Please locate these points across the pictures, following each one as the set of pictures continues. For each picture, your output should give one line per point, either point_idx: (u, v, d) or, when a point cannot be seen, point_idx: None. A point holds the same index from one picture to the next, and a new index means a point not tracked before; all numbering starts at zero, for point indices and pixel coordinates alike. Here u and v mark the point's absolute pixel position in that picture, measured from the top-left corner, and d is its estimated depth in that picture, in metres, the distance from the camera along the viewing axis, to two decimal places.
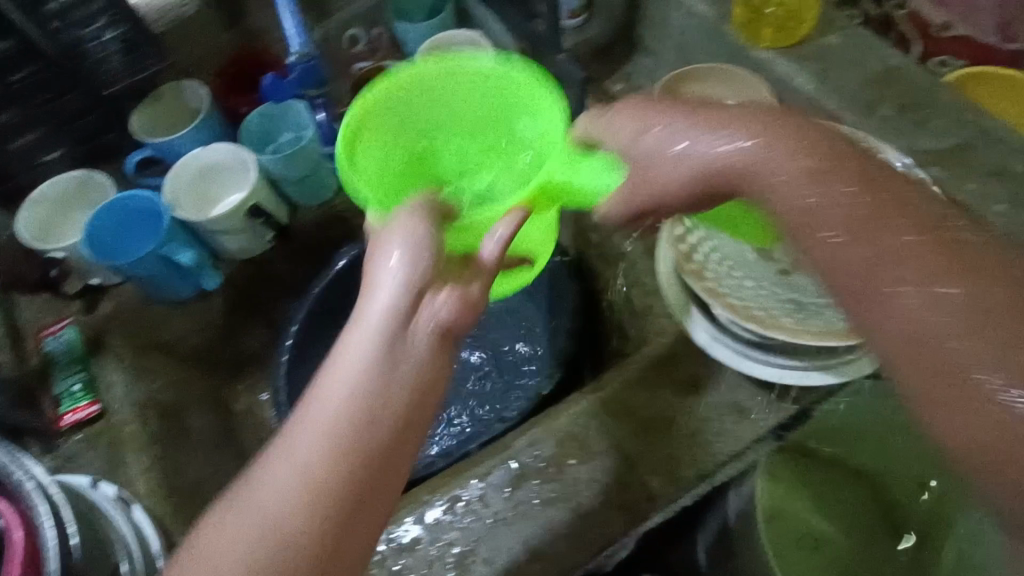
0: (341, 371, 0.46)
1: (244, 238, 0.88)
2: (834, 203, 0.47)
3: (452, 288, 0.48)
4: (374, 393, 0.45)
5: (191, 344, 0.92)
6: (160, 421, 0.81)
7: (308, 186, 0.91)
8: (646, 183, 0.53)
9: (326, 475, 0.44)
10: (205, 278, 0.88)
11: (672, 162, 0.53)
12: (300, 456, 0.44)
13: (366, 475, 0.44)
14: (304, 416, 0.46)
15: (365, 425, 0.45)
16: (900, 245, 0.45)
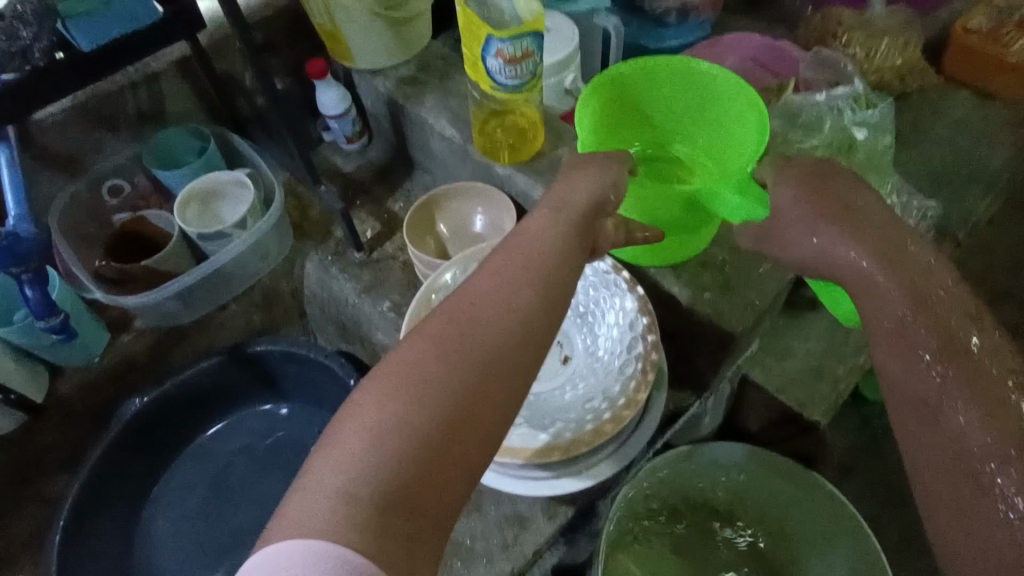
0: (501, 279, 0.53)
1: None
2: (544, 242, 0.56)
3: (545, 266, 0.55)
4: (486, 365, 0.49)
5: None
6: None
7: (61, 351, 0.87)
8: (503, 268, 0.54)
9: (477, 366, 0.48)
10: None
11: (533, 245, 0.56)
12: (456, 350, 0.49)
13: (508, 371, 0.49)
14: (446, 320, 0.51)
15: (518, 324, 0.51)
16: (548, 246, 0.56)
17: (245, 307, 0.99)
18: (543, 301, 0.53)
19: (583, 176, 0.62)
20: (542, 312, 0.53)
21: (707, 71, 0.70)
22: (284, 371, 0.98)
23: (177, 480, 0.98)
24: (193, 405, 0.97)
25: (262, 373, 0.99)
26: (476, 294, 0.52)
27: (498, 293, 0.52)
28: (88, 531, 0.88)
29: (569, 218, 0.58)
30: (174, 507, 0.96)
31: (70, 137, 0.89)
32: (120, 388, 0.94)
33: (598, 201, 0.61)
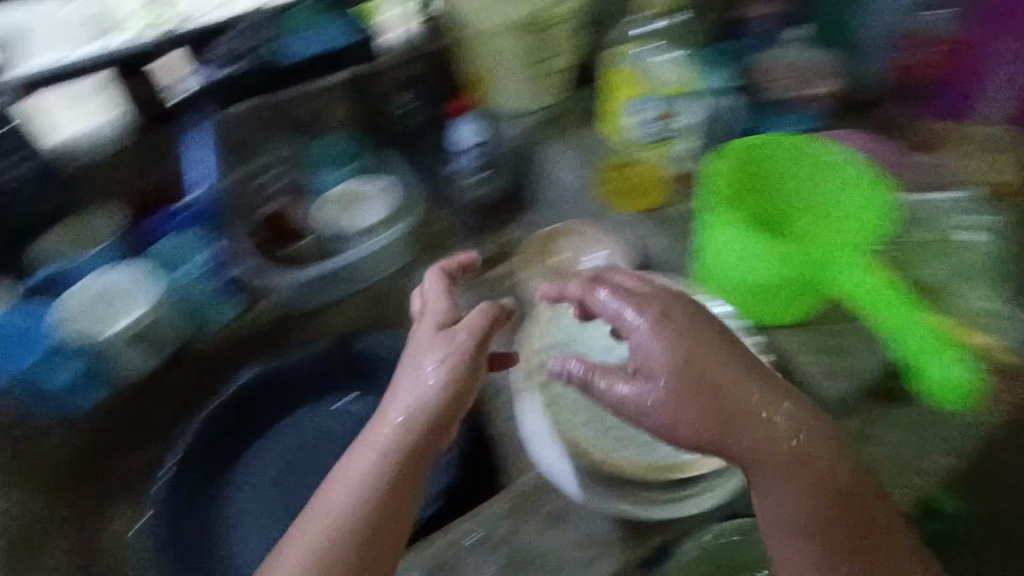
0: (398, 411, 0.69)
1: (136, 357, 0.90)
2: (438, 380, 0.70)
3: (431, 409, 0.69)
4: (377, 490, 0.66)
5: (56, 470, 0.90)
6: None
7: (199, 312, 0.95)
8: (401, 398, 0.70)
9: (372, 485, 0.66)
10: (88, 395, 0.89)
11: (421, 383, 0.70)
12: (359, 472, 0.67)
13: (387, 492, 0.67)
14: (370, 438, 0.69)
15: (406, 450, 0.68)
16: (427, 376, 0.70)
17: (355, 309, 1.05)
18: (420, 436, 0.68)
19: (468, 365, 0.71)
20: (427, 439, 0.69)
21: (823, 151, 0.87)
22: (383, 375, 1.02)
23: (253, 471, 0.96)
24: (288, 389, 1.00)
25: (357, 368, 1.02)
26: (383, 426, 0.69)
27: (371, 459, 0.67)
28: (181, 488, 0.91)
29: (454, 378, 0.70)
30: (250, 499, 0.94)
31: (247, 131, 0.99)
32: (230, 361, 1.00)
33: (472, 376, 0.71)
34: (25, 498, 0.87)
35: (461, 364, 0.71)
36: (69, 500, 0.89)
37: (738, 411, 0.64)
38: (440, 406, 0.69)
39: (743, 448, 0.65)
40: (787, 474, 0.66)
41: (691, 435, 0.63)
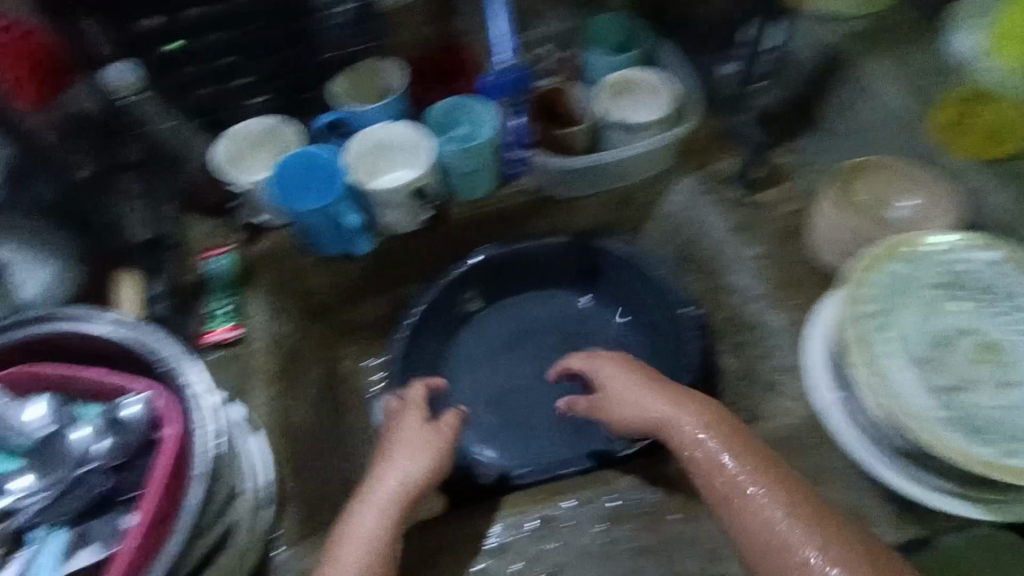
0: (389, 483, 0.68)
1: (404, 214, 0.90)
2: (418, 430, 0.75)
3: (429, 457, 0.72)
4: (390, 506, 0.66)
5: (320, 301, 0.99)
6: (285, 358, 0.89)
7: (463, 179, 0.92)
8: (393, 467, 0.70)
9: (377, 526, 0.64)
10: (358, 243, 0.89)
11: (418, 435, 0.74)
12: (363, 525, 0.65)
13: (391, 520, 0.65)
14: (363, 505, 0.66)
15: (400, 511, 0.67)
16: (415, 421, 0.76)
17: (601, 202, 1.01)
18: (411, 494, 0.68)
19: (432, 438, 0.74)
20: (399, 515, 0.66)
21: None
22: (608, 276, 1.06)
23: (475, 340, 1.07)
24: (518, 271, 1.06)
25: (583, 268, 1.07)
26: (373, 501, 0.67)
27: (377, 508, 0.66)
28: (418, 340, 1.00)
29: (422, 467, 0.71)
30: (474, 365, 1.05)
31: None
32: (473, 234, 1.01)
33: (435, 458, 0.72)
34: (293, 319, 0.94)
35: (435, 447, 0.73)
36: (325, 329, 1.02)
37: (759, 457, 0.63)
38: (423, 482, 0.70)
39: (719, 488, 0.62)
40: (786, 552, 0.56)
41: (722, 474, 0.63)
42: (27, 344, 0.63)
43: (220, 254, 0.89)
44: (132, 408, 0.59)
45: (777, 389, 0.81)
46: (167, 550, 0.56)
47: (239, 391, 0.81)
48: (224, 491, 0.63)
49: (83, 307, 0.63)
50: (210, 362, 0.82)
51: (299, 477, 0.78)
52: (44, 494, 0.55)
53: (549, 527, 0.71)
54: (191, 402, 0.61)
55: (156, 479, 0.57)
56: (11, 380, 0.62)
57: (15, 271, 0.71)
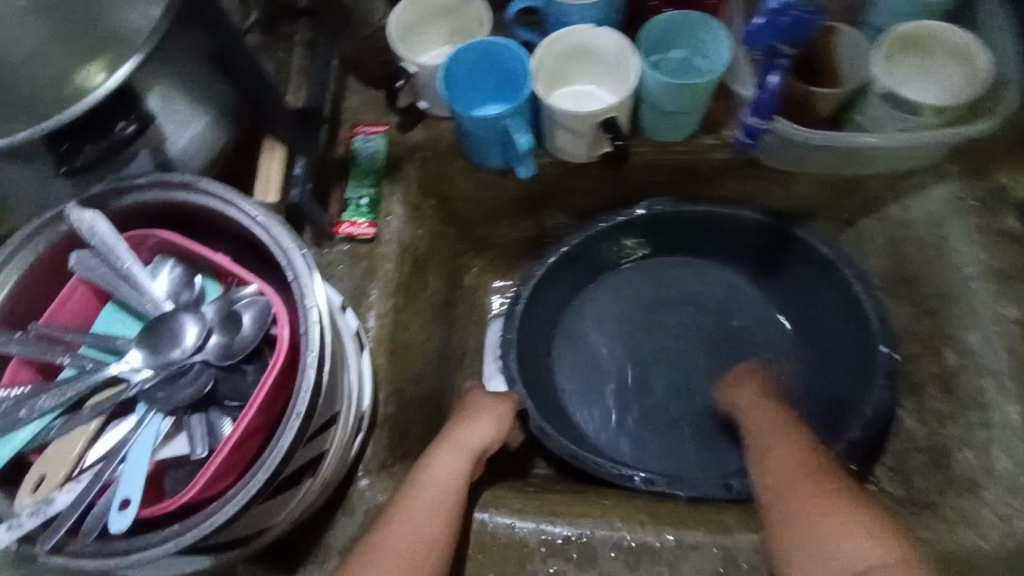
0: (457, 443, 0.66)
1: (577, 142, 0.76)
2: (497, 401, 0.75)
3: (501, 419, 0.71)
4: (457, 465, 0.63)
5: (461, 209, 0.90)
6: (412, 266, 0.82)
7: (659, 116, 0.75)
8: (466, 433, 0.67)
9: (448, 483, 0.61)
10: (519, 167, 0.76)
11: (487, 402, 0.73)
12: (432, 479, 0.61)
13: (456, 473, 0.62)
14: (427, 467, 0.62)
15: (467, 468, 0.63)
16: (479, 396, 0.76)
17: (819, 184, 0.80)
18: (477, 449, 0.66)
19: (500, 408, 0.73)
20: (467, 467, 0.64)
21: None
22: (792, 270, 0.89)
23: (612, 293, 0.96)
24: (686, 232, 0.90)
25: (763, 250, 0.90)
26: (441, 458, 0.63)
27: (453, 456, 0.64)
28: (553, 278, 0.90)
29: (491, 430, 0.69)
30: (604, 320, 0.94)
31: None
32: (648, 180, 0.86)
33: (501, 421, 0.70)
34: (430, 223, 0.87)
35: (504, 415, 0.72)
36: (459, 237, 0.95)
37: (796, 438, 0.64)
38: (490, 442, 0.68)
39: (753, 446, 0.66)
40: (790, 492, 0.58)
41: (780, 438, 0.65)
42: (157, 204, 0.58)
43: (372, 134, 0.82)
44: (248, 317, 0.55)
45: (971, 489, 0.65)
46: (255, 476, 0.51)
47: (360, 292, 0.76)
48: (326, 415, 0.58)
49: (213, 182, 0.57)
50: (337, 256, 0.78)
51: (397, 400, 0.75)
52: (154, 376, 0.54)
53: (643, 556, 0.62)
54: (305, 321, 0.54)
55: (254, 403, 0.53)
56: (137, 239, 0.58)
57: (162, 125, 0.59)
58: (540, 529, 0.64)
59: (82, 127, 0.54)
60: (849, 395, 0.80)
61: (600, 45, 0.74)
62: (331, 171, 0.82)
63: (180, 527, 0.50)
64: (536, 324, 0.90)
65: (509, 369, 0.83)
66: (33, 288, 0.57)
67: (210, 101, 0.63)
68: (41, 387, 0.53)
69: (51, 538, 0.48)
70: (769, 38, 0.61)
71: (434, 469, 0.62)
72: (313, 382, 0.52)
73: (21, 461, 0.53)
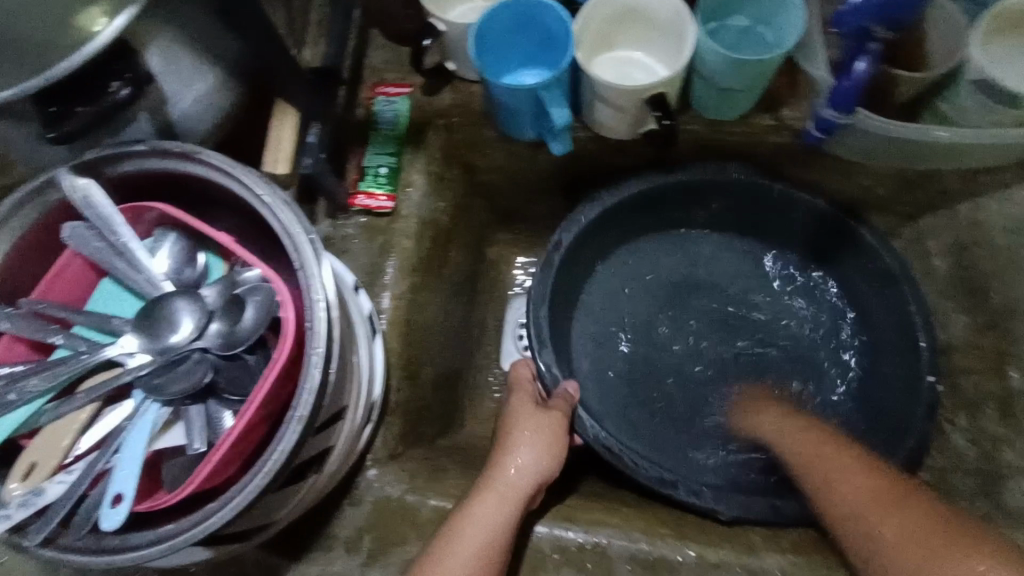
0: (507, 481, 0.59)
1: (618, 118, 0.69)
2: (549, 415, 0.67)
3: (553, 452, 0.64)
4: (505, 515, 0.57)
5: (487, 180, 0.84)
6: (433, 243, 0.77)
7: (713, 92, 0.67)
8: (517, 468, 0.60)
9: (491, 537, 0.55)
10: (553, 142, 0.70)
11: (536, 423, 0.66)
12: (470, 535, 0.55)
13: (503, 526, 0.56)
14: (467, 518, 0.56)
15: (516, 515, 0.57)
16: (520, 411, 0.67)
17: (884, 175, 0.73)
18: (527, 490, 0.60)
19: (553, 420, 0.67)
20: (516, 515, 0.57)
21: None
22: (839, 264, 0.83)
23: (623, 274, 0.88)
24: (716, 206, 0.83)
25: (789, 227, 0.83)
26: (482, 506, 0.57)
27: (498, 507, 0.57)
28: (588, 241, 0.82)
29: (545, 459, 0.62)
30: (624, 306, 0.88)
31: None
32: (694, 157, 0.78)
33: (557, 444, 0.64)
34: (453, 194, 0.81)
35: (558, 437, 0.65)
36: (484, 210, 0.89)
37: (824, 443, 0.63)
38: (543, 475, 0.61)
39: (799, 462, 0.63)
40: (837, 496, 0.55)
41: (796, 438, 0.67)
42: (155, 172, 0.53)
43: (395, 96, 0.75)
44: (252, 304, 0.51)
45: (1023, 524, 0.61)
46: (251, 481, 0.46)
47: (376, 270, 0.71)
48: (333, 411, 0.55)
49: (215, 153, 0.51)
50: (352, 229, 0.73)
51: (410, 385, 0.71)
52: (152, 362, 0.50)
53: (662, 571, 0.59)
54: (310, 312, 0.49)
55: (253, 402, 0.48)
56: (135, 210, 0.54)
57: (163, 84, 0.54)
58: (554, 536, 0.61)
59: (72, 85, 0.49)
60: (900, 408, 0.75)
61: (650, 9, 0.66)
62: (349, 134, 0.76)
63: (175, 527, 0.46)
64: (566, 280, 0.82)
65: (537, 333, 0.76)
66: (23, 259, 0.53)
67: (217, 57, 0.57)
68: (32, 368, 0.50)
69: (40, 532, 0.45)
70: (865, 19, 0.54)
71: (475, 524, 0.56)
72: (317, 382, 0.48)
73: (11, 443, 0.50)
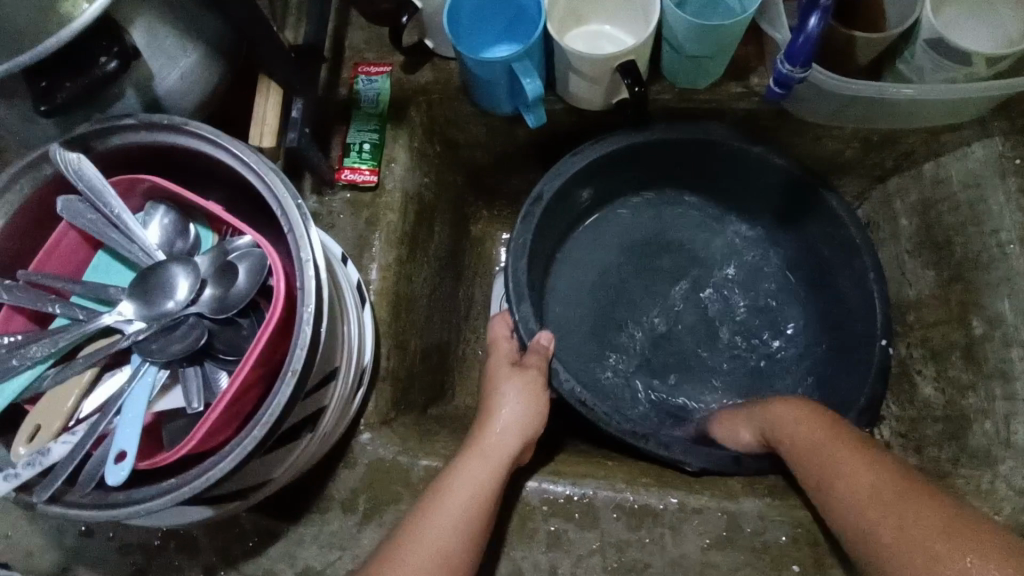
0: (493, 437, 0.63)
1: (592, 89, 0.71)
2: (530, 372, 0.70)
3: (534, 408, 0.67)
4: (489, 466, 0.60)
5: (469, 156, 0.86)
6: (418, 216, 0.79)
7: (682, 60, 0.70)
8: (501, 426, 0.65)
9: (481, 485, 0.58)
10: (529, 115, 0.71)
11: (517, 382, 0.69)
12: (457, 485, 0.58)
13: (488, 476, 0.59)
14: (454, 473, 0.59)
15: (497, 468, 0.60)
16: (500, 375, 0.70)
17: (850, 138, 0.76)
18: (509, 445, 0.63)
19: (534, 380, 0.70)
20: (498, 470, 0.60)
21: None
22: (806, 227, 0.86)
23: (590, 241, 0.92)
24: (680, 161, 0.84)
25: (751, 186, 0.86)
26: (469, 463, 0.60)
27: (483, 459, 0.60)
28: (559, 203, 0.83)
29: (528, 414, 0.67)
30: (591, 271, 0.91)
31: None
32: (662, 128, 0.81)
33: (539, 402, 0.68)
34: (436, 170, 0.83)
35: (537, 390, 0.69)
36: (467, 186, 0.91)
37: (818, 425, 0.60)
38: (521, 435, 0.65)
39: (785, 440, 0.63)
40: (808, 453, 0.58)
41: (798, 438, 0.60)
42: (144, 146, 0.55)
43: (375, 75, 0.77)
44: (244, 269, 0.54)
45: (986, 462, 0.64)
46: (249, 434, 0.49)
47: (363, 243, 0.73)
48: (328, 371, 0.57)
49: (202, 125, 0.53)
50: (339, 204, 0.75)
51: (400, 353, 0.74)
52: (148, 327, 0.52)
53: (646, 518, 0.61)
54: (300, 273, 0.51)
55: (248, 360, 0.50)
56: (126, 183, 0.56)
57: (149, 60, 0.56)
58: (542, 487, 0.63)
59: (61, 61, 0.51)
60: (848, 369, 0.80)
61: None
62: (332, 113, 0.77)
63: (176, 481, 0.48)
64: (543, 236, 0.83)
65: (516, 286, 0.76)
66: (19, 234, 0.55)
67: (199, 34, 0.59)
68: (33, 335, 0.51)
69: (47, 488, 0.47)
70: None
71: (461, 475, 0.59)
72: (308, 338, 0.50)
73: (16, 409, 0.52)
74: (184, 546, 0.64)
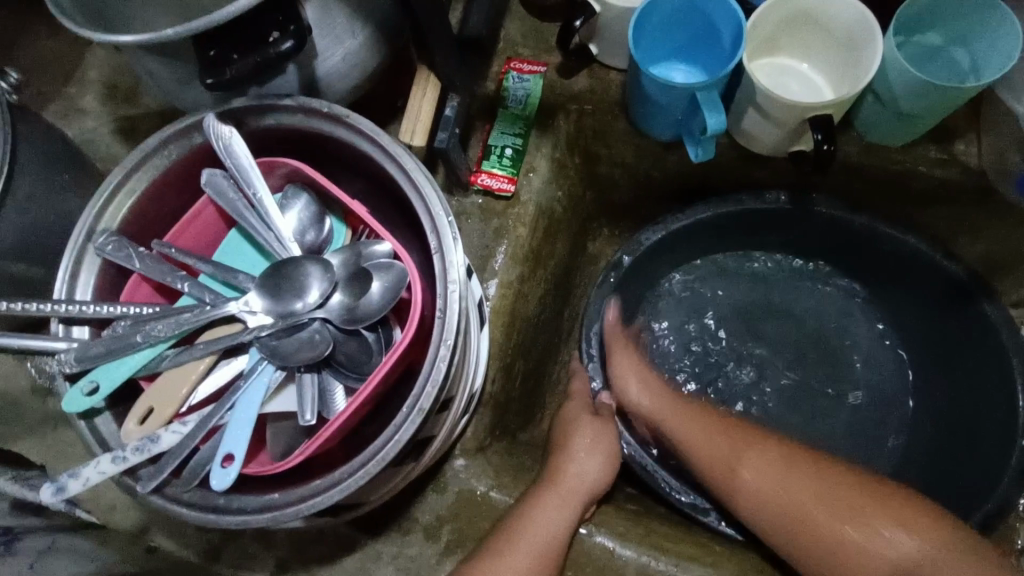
0: (571, 478, 0.61)
1: (769, 130, 0.63)
2: (608, 420, 0.68)
3: (607, 457, 0.65)
4: (559, 511, 0.57)
5: (606, 174, 0.80)
6: (546, 233, 0.74)
7: (887, 113, 0.61)
8: (570, 467, 0.62)
9: (550, 538, 0.56)
10: (694, 147, 0.65)
11: (590, 431, 0.66)
12: (532, 532, 0.55)
13: (559, 522, 0.57)
14: (525, 516, 0.56)
15: (564, 512, 0.58)
16: (573, 419, 0.68)
17: None
18: (580, 492, 0.60)
19: (608, 436, 0.67)
20: (567, 518, 0.57)
21: None
22: (950, 325, 0.75)
23: (703, 302, 0.86)
24: (800, 229, 0.78)
25: (876, 260, 0.78)
26: (543, 509, 0.57)
27: (561, 506, 0.58)
28: (667, 249, 0.80)
29: (601, 471, 0.64)
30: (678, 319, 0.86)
31: None
32: (830, 181, 0.72)
33: (611, 459, 0.65)
34: (570, 184, 0.77)
35: (609, 446, 0.66)
36: (595, 203, 0.85)
37: (704, 438, 0.67)
38: (592, 490, 0.62)
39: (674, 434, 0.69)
40: (702, 433, 0.68)
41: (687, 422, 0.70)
42: (296, 128, 0.52)
43: (528, 73, 0.71)
44: (377, 280, 0.49)
45: None
46: (362, 464, 0.45)
47: (487, 253, 0.69)
48: (446, 401, 0.52)
49: (360, 116, 0.48)
50: (469, 208, 0.70)
51: (504, 377, 0.69)
52: (273, 325, 0.49)
53: None
54: (443, 301, 0.46)
55: (372, 382, 0.46)
56: (269, 164, 0.52)
57: (316, 36, 0.52)
58: (641, 562, 0.58)
59: (234, 31, 0.47)
60: (970, 471, 0.71)
61: (832, 13, 0.60)
62: (476, 109, 0.72)
63: (280, 497, 0.45)
64: (643, 275, 0.81)
65: (589, 346, 0.75)
66: (157, 201, 0.53)
67: (370, 15, 0.54)
68: (158, 312, 0.49)
69: (154, 479, 0.45)
70: None
71: (534, 519, 0.56)
72: (441, 373, 0.45)
73: (131, 383, 0.51)
74: (259, 539, 0.62)
